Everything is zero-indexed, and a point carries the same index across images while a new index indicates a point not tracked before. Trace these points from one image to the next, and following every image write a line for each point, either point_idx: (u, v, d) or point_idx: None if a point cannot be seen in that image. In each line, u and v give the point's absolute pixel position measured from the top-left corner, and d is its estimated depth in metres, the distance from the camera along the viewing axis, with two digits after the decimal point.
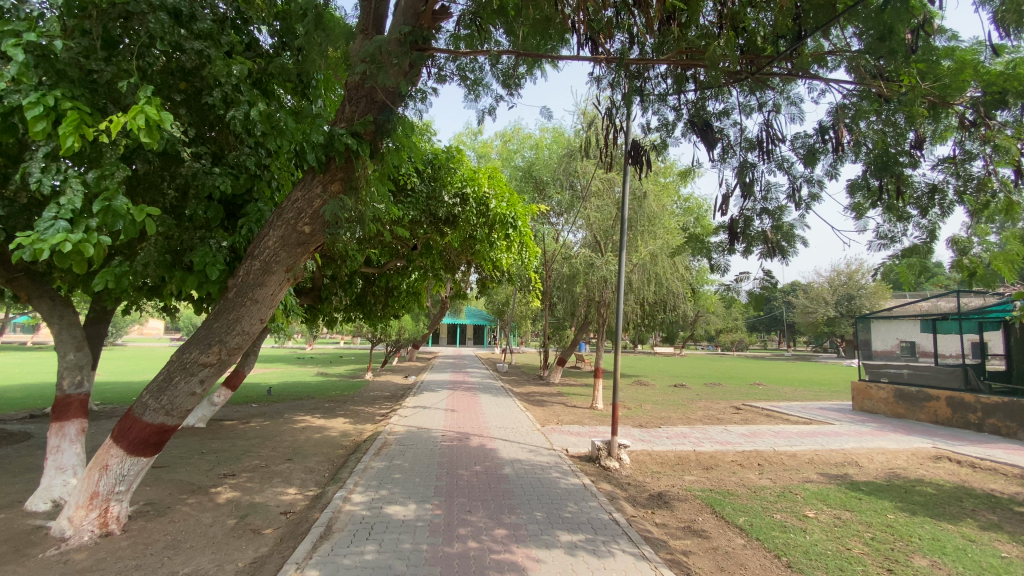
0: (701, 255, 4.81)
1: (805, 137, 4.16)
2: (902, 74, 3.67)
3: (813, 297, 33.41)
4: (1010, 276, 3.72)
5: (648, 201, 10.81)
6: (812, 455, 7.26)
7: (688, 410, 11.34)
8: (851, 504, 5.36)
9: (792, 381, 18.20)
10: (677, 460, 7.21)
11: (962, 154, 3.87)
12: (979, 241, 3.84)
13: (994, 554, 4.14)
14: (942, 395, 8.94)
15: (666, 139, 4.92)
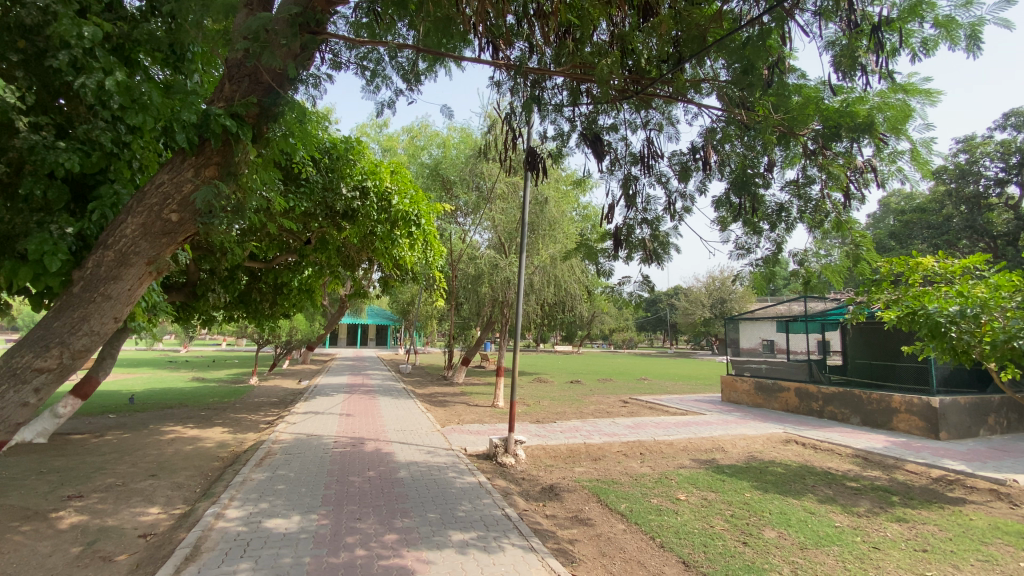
0: (591, 260, 5.10)
1: (680, 155, 4.61)
2: (758, 106, 4.18)
3: (693, 299, 37.06)
4: (835, 283, 4.44)
5: (549, 206, 11.24)
6: (686, 443, 8.00)
7: (582, 405, 11.96)
8: (716, 486, 5.99)
9: (674, 376, 20.00)
10: (569, 454, 7.55)
11: (803, 177, 4.49)
12: (812, 255, 4.54)
13: (827, 523, 4.85)
14: (792, 386, 10.29)
15: (561, 148, 5.17)
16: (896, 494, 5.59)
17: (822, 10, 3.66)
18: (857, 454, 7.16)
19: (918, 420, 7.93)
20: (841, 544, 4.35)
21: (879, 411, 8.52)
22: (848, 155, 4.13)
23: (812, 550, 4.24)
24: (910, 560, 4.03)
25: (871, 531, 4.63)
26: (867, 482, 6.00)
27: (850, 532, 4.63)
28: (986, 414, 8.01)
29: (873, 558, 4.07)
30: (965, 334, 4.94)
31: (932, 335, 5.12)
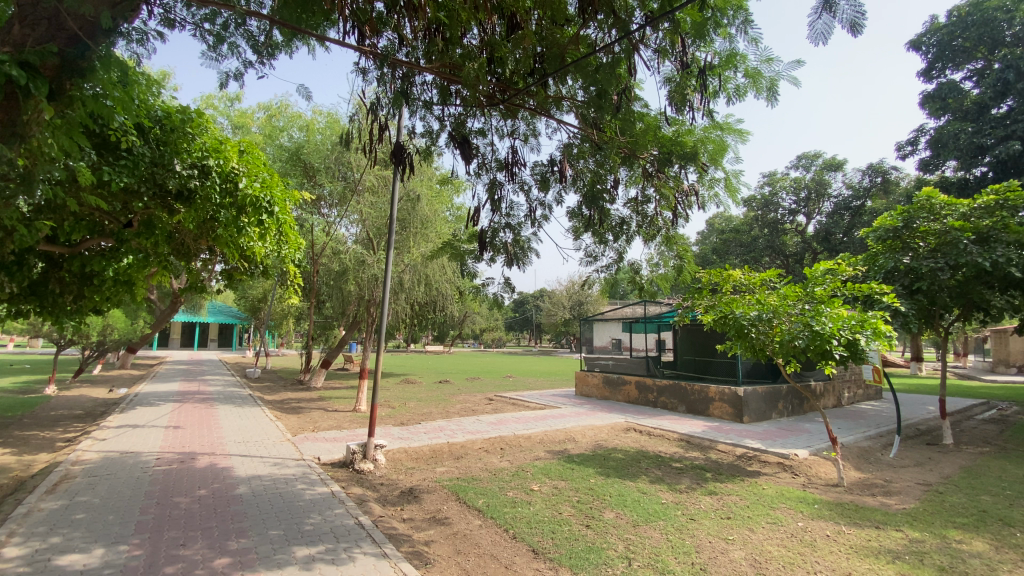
0: (456, 261, 5.13)
1: (541, 165, 4.90)
2: (608, 128, 4.61)
3: (556, 301, 39.52)
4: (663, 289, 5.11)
5: (421, 204, 11.05)
6: (542, 436, 8.47)
7: (448, 405, 11.99)
8: (566, 475, 6.44)
9: (537, 373, 21.08)
10: (430, 455, 7.50)
11: (641, 196, 5.07)
12: (646, 265, 5.19)
13: (656, 501, 5.51)
14: (633, 380, 11.48)
15: (429, 146, 5.12)
16: (709, 471, 6.57)
17: (659, 50, 4.18)
18: (682, 438, 8.25)
19: (728, 406, 9.42)
20: (666, 519, 4.97)
21: (700, 400, 9.93)
22: (677, 179, 4.76)
23: (643, 526, 4.78)
24: (717, 527, 4.75)
25: (689, 505, 5.37)
26: (688, 462, 6.95)
27: (674, 507, 5.32)
28: (776, 400, 9.80)
29: (690, 528, 4.72)
30: (762, 333, 5.93)
31: (739, 335, 6.09)
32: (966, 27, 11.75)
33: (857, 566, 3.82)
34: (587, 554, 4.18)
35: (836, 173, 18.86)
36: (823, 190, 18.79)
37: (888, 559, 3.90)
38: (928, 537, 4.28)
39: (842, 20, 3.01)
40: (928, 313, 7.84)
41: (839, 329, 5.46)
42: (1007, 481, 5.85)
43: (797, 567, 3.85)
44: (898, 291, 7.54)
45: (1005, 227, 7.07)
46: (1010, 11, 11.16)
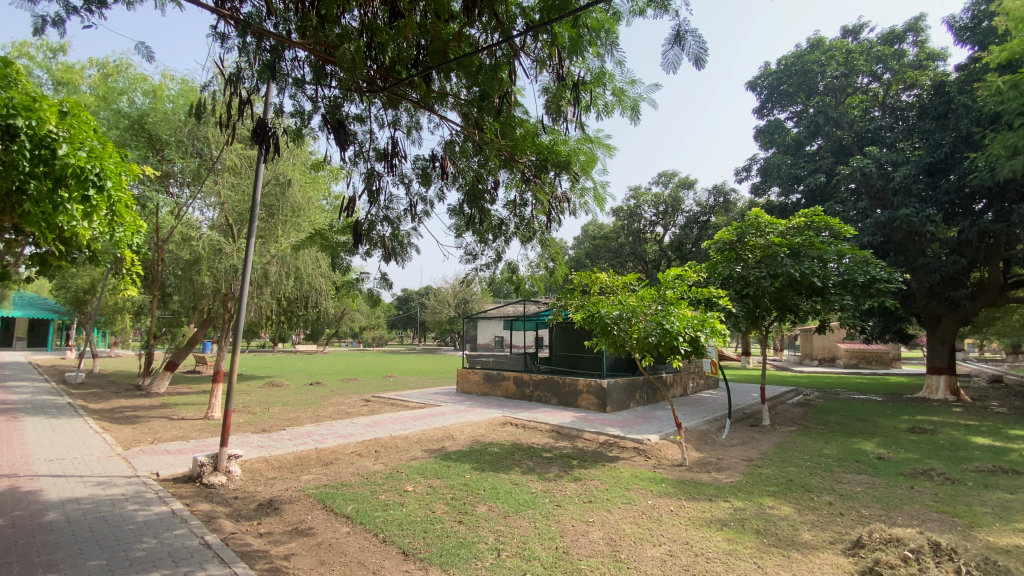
0: (329, 253, 4.82)
1: (421, 160, 4.83)
2: (488, 128, 4.69)
3: (440, 299, 39.31)
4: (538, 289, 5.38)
5: (292, 189, 10.16)
6: (419, 435, 8.34)
7: (319, 408, 11.25)
8: (441, 472, 6.42)
9: (418, 372, 20.76)
10: (295, 462, 6.96)
11: (520, 199, 5.25)
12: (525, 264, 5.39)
13: (526, 491, 5.74)
14: (511, 375, 11.84)
15: (301, 127, 4.75)
16: (575, 459, 7.03)
17: (537, 59, 4.37)
18: (553, 430, 8.71)
19: (594, 397, 10.18)
20: (534, 507, 5.21)
21: (571, 393, 10.58)
22: (552, 185, 5.02)
23: (513, 517, 4.95)
24: (580, 511, 5.09)
25: (557, 492, 5.69)
26: (558, 452, 7.37)
27: (542, 495, 5.59)
28: (634, 390, 10.84)
29: (556, 514, 5.00)
30: (622, 331, 6.50)
31: (603, 332, 6.61)
32: (791, 75, 14.05)
33: (693, 535, 4.36)
34: (458, 549, 4.21)
35: (688, 191, 21.32)
36: (677, 205, 21.13)
37: (718, 526, 4.52)
38: (748, 505, 5.04)
39: (688, 54, 3.43)
40: (754, 314, 9.24)
41: (684, 327, 6.21)
42: (805, 453, 7.13)
43: (646, 541, 4.29)
44: (731, 295, 8.82)
45: (810, 244, 8.60)
46: (823, 65, 13.42)
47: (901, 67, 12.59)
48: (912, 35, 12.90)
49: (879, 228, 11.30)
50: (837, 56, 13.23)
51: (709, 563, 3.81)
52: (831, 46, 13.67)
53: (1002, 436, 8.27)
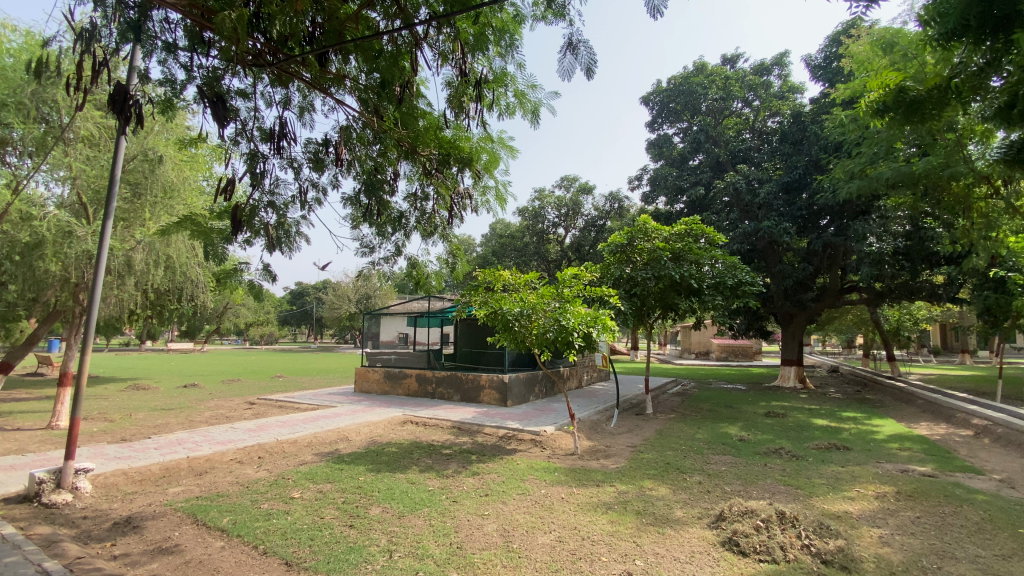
0: (202, 240, 4.36)
1: (314, 144, 4.56)
2: (387, 117, 4.55)
3: (339, 294, 37.28)
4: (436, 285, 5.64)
5: (165, 167, 9.02)
6: (310, 438, 7.86)
7: (194, 413, 10.14)
8: (333, 476, 6.11)
9: (311, 372, 19.57)
10: (162, 474, 6.21)
11: (421, 193, 5.21)
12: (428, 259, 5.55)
13: (423, 489, 5.66)
14: (413, 372, 11.61)
15: (171, 97, 4.23)
16: (474, 454, 7.08)
17: (440, 52, 4.31)
18: (454, 426, 8.69)
19: (495, 392, 10.34)
20: (430, 505, 5.16)
21: (472, 389, 10.63)
22: (453, 181, 5.00)
23: (407, 517, 4.86)
24: (475, 505, 5.13)
25: (454, 488, 5.68)
26: (457, 448, 7.37)
27: (439, 492, 5.55)
28: (534, 384, 11.19)
29: (451, 510, 5.00)
30: (523, 327, 6.65)
31: (505, 328, 6.71)
32: (678, 94, 15.34)
33: (581, 520, 4.60)
34: (348, 554, 4.03)
35: (588, 196, 22.43)
36: (578, 209, 22.12)
37: (603, 510, 4.81)
38: (630, 488, 5.43)
39: (580, 63, 3.61)
40: (642, 312, 9.97)
41: (578, 323, 6.50)
42: (682, 438, 7.85)
43: (537, 529, 4.44)
44: (621, 294, 9.46)
45: (689, 250, 9.45)
46: (706, 87, 14.85)
47: (768, 96, 14.31)
48: (777, 68, 14.71)
49: (746, 238, 12.75)
50: (717, 80, 14.73)
51: (594, 545, 4.03)
52: (712, 71, 15.13)
53: (835, 417, 9.77)
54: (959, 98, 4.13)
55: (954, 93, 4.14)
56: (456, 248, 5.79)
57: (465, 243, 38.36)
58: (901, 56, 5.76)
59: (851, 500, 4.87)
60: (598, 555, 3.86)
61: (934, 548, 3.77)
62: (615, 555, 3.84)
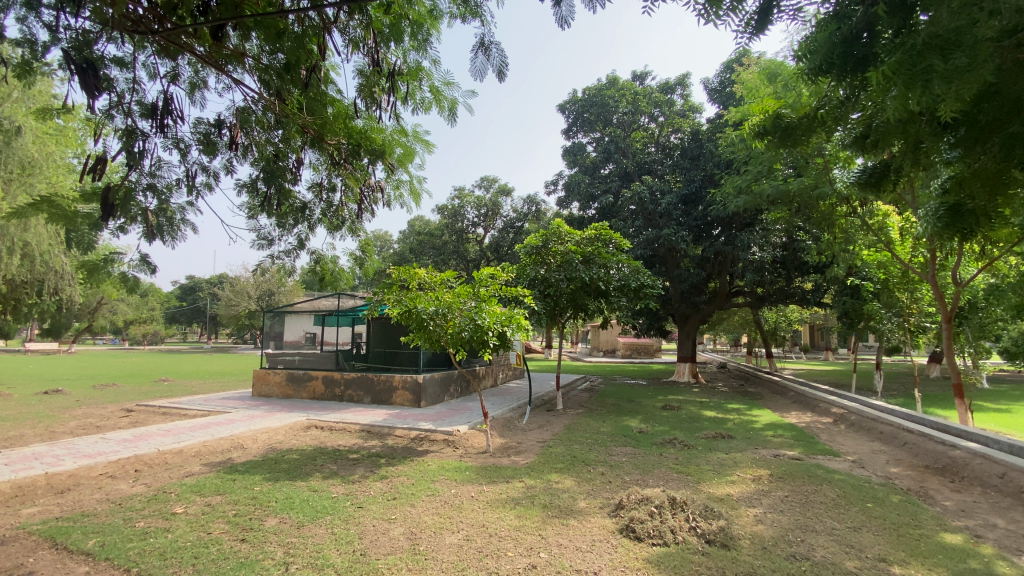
0: (63, 225, 3.82)
1: (205, 124, 4.19)
2: (291, 101, 4.29)
3: (238, 290, 34.33)
4: (340, 278, 5.68)
5: (23, 139, 7.75)
6: (198, 447, 7.16)
7: (54, 422, 8.82)
8: (224, 487, 5.61)
9: (203, 374, 17.84)
10: (10, 494, 5.32)
11: (327, 183, 5.06)
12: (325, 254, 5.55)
13: (326, 496, 5.38)
14: (319, 375, 10.99)
15: (29, 58, 3.64)
16: (383, 457, 6.87)
17: (351, 38, 4.13)
18: (362, 429, 8.38)
19: (408, 393, 10.10)
20: (333, 512, 4.92)
21: (383, 390, 10.32)
22: (363, 173, 4.89)
23: (308, 526, 4.59)
24: (382, 509, 4.98)
25: (359, 493, 5.47)
26: (365, 452, 7.09)
27: (344, 498, 5.31)
28: (448, 384, 11.10)
29: (356, 516, 4.81)
30: (437, 326, 6.54)
31: (420, 327, 6.54)
32: (592, 105, 16.07)
33: (489, 516, 4.64)
34: (238, 571, 3.72)
35: (506, 197, 22.71)
36: (497, 210, 22.31)
37: (511, 505, 4.89)
38: (538, 482, 5.58)
39: (492, 64, 3.68)
40: (554, 312, 10.27)
41: (493, 323, 6.52)
42: (588, 432, 8.20)
43: (445, 530, 4.40)
44: (536, 294, 9.72)
45: (598, 253, 9.89)
46: (617, 100, 15.66)
47: (671, 113, 15.41)
48: (680, 88, 15.88)
49: (649, 244, 13.64)
50: (627, 95, 15.60)
51: (501, 541, 4.08)
52: (623, 86, 15.99)
53: (721, 408, 10.76)
54: (824, 125, 4.62)
55: (820, 122, 4.66)
56: (365, 244, 5.78)
57: (382, 239, 37.26)
58: (781, 86, 6.46)
59: (733, 484, 5.37)
60: (505, 550, 3.91)
61: (798, 523, 4.27)
62: (521, 549, 3.92)
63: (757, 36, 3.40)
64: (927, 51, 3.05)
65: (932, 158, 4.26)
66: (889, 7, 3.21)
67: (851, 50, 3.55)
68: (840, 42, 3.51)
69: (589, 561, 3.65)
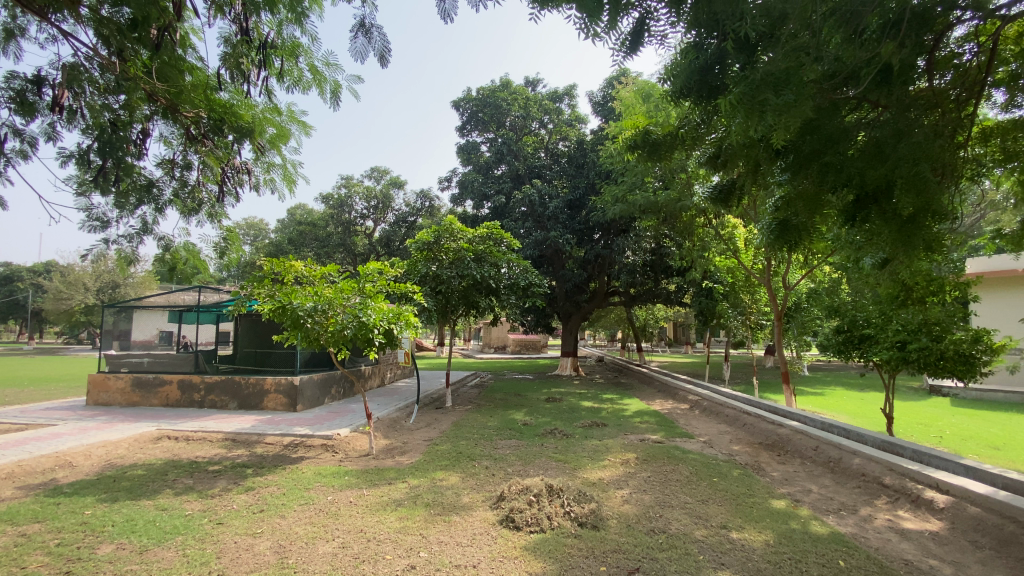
0: None
1: (19, 79, 3.51)
2: (137, 64, 3.80)
3: (71, 282, 29.00)
4: (196, 267, 5.17)
5: None
6: (10, 468, 5.91)
7: None
8: (44, 513, 4.70)
9: (19, 380, 14.81)
10: None
11: (180, 160, 4.63)
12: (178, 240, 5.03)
13: (178, 515, 4.76)
14: (174, 379, 9.68)
15: None
16: (251, 467, 6.27)
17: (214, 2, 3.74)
18: (227, 438, 7.58)
19: (282, 397, 9.33)
20: (186, 532, 4.38)
21: (253, 395, 9.42)
22: (227, 152, 4.47)
23: (153, 550, 4.02)
24: (246, 524, 4.54)
25: (220, 508, 4.93)
26: (228, 463, 6.41)
27: (200, 516, 4.74)
28: (329, 386, 10.48)
29: (213, 534, 4.32)
30: (316, 324, 6.10)
31: (295, 325, 6.06)
32: (486, 105, 16.26)
33: (368, 521, 4.46)
34: None
35: (398, 190, 22.04)
36: (387, 202, 21.57)
37: (393, 507, 4.75)
38: (422, 481, 5.50)
39: (374, 47, 3.68)
40: (444, 310, 10.19)
41: (380, 320, 6.24)
42: (475, 427, 8.29)
43: (318, 539, 4.14)
44: (427, 291, 9.53)
45: (490, 252, 10.00)
46: (510, 103, 16.01)
47: (559, 121, 16.15)
48: (568, 98, 16.68)
49: (537, 244, 14.14)
50: (519, 99, 16.02)
51: (380, 545, 3.95)
52: (515, 90, 16.37)
53: (598, 399, 11.53)
54: (684, 144, 5.18)
55: (680, 140, 5.22)
56: (228, 232, 5.32)
57: (256, 229, 34.09)
58: (652, 106, 7.03)
59: (605, 469, 5.79)
60: (383, 554, 3.79)
61: (659, 501, 4.71)
62: (399, 551, 3.83)
63: (631, 55, 3.69)
64: (763, 85, 3.49)
65: (768, 179, 4.94)
66: (736, 43, 3.69)
67: (706, 77, 4.02)
68: (698, 68, 3.96)
69: (469, 555, 3.68)
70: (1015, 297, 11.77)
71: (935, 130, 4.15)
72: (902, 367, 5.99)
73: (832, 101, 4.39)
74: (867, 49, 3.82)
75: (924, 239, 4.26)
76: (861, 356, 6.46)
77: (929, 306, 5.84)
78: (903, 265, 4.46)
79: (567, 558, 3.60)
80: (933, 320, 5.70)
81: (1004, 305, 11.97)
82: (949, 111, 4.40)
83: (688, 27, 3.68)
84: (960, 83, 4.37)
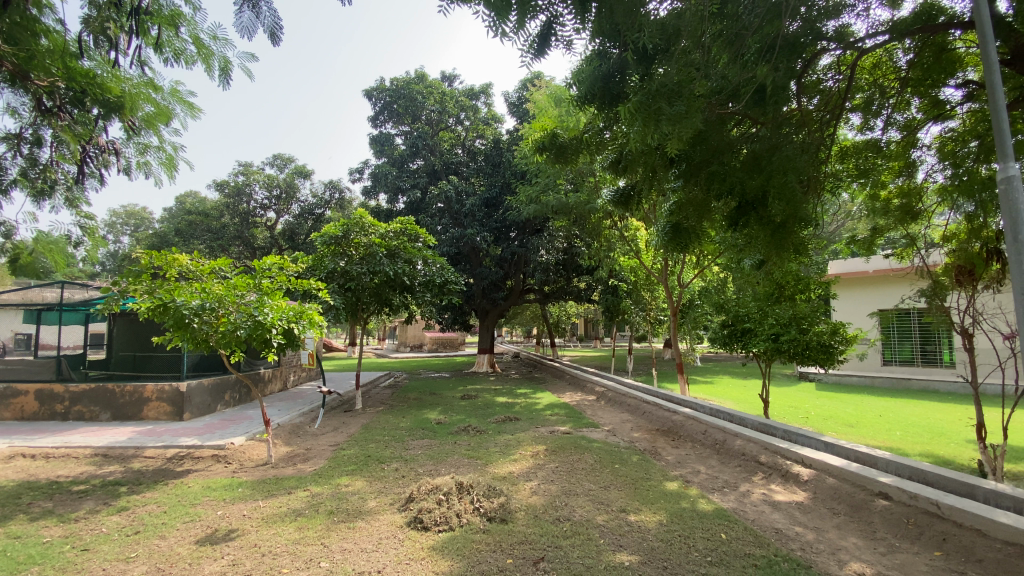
0: None
1: None
2: None
3: None
4: (45, 262, 4.66)
5: None
6: None
7: None
8: None
9: None
10: None
11: (28, 136, 4.46)
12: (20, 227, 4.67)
13: (32, 543, 4.12)
14: (31, 389, 8.39)
15: None
16: (125, 485, 5.59)
17: None
18: (98, 453, 6.70)
19: (167, 405, 8.43)
20: (42, 561, 3.80)
21: (131, 404, 8.40)
22: (88, 128, 4.38)
23: None
24: (117, 548, 4.04)
25: (86, 533, 4.34)
26: (97, 481, 5.67)
27: (61, 542, 4.14)
28: (222, 391, 9.65)
29: (77, 562, 3.80)
30: (205, 325, 5.58)
31: (178, 326, 5.50)
32: (400, 96, 15.85)
33: (264, 534, 4.17)
34: None
35: (304, 181, 20.79)
36: (292, 193, 20.26)
37: (292, 518, 4.48)
38: (325, 489, 5.24)
39: (262, 23, 3.42)
40: (353, 308, 9.77)
41: (279, 319, 5.80)
42: (386, 428, 8.06)
43: (205, 558, 3.79)
44: (334, 287, 9.05)
45: (404, 248, 9.76)
46: (425, 96, 15.73)
47: (475, 119, 16.13)
48: (483, 97, 16.70)
49: (453, 242, 14.05)
50: (435, 93, 15.79)
51: (276, 559, 3.71)
52: (430, 84, 16.12)
53: (511, 394, 11.71)
54: (589, 148, 5.41)
55: (584, 145, 5.44)
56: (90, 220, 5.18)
57: (137, 218, 30.49)
58: (562, 110, 7.22)
59: (516, 462, 5.89)
60: (280, 567, 3.56)
61: (565, 489, 4.90)
62: (299, 563, 3.62)
63: (539, 58, 3.78)
64: (658, 96, 3.76)
65: (664, 184, 5.30)
66: (635, 54, 3.91)
67: (609, 86, 4.21)
68: (601, 77, 4.16)
69: (374, 561, 3.57)
70: (866, 294, 13.69)
71: (803, 147, 4.70)
72: (776, 356, 6.70)
73: (719, 116, 4.82)
74: (748, 69, 4.23)
75: (793, 243, 4.80)
76: (743, 348, 7.13)
77: (798, 302, 6.60)
78: (774, 265, 5.00)
79: (475, 553, 3.61)
80: (801, 315, 6.47)
81: (858, 301, 13.84)
82: (814, 130, 4.98)
83: (593, 34, 3.82)
84: (824, 106, 5.03)
